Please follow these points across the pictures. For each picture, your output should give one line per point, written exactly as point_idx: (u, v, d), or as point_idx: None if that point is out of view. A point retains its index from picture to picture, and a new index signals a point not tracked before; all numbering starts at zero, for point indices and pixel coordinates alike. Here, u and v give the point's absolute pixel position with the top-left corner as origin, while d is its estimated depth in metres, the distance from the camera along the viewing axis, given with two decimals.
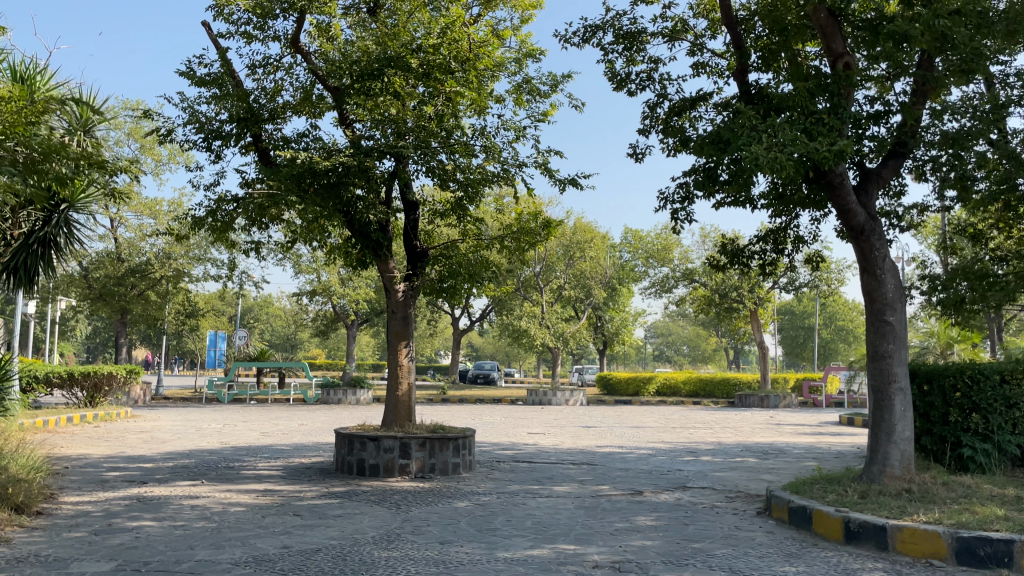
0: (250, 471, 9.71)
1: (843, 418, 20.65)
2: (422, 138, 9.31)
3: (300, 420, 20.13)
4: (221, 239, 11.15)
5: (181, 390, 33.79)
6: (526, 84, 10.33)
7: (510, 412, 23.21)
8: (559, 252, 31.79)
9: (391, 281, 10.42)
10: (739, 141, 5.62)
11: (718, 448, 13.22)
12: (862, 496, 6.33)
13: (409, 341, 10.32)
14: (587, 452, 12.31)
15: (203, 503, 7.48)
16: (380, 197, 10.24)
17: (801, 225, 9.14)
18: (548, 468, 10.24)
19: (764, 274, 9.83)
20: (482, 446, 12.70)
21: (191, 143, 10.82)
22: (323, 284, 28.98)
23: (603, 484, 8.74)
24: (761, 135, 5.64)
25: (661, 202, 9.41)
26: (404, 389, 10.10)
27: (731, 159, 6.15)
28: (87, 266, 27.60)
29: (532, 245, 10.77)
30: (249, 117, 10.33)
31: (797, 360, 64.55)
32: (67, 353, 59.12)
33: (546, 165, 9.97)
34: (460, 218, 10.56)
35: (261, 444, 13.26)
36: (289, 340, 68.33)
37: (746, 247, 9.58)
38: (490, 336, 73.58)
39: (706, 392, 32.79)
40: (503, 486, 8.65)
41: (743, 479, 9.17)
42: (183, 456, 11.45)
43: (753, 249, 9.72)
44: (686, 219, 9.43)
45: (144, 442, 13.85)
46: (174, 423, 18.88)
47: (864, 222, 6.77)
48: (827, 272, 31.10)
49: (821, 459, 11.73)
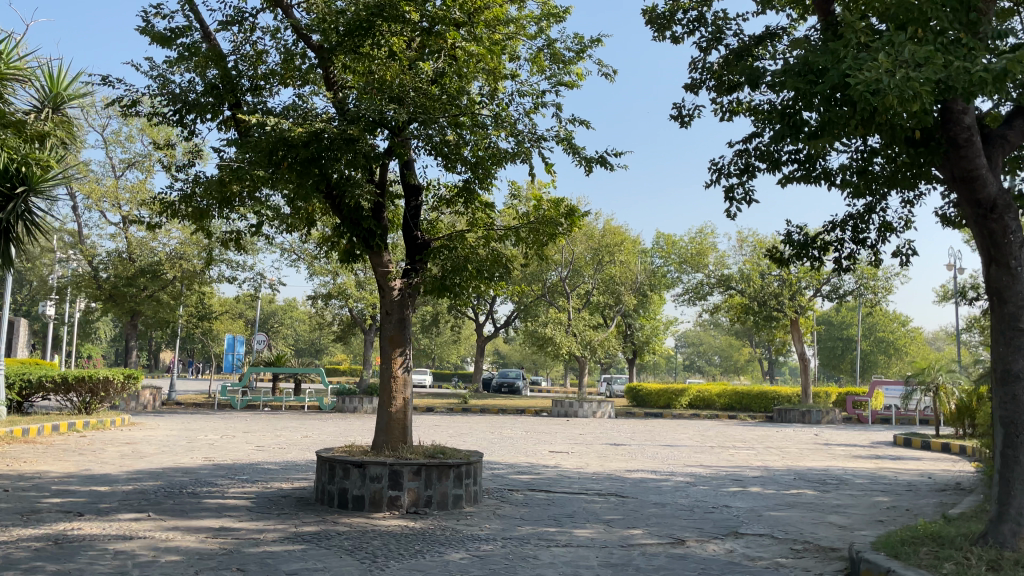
0: (214, 500, 8.21)
1: (898, 438, 18.78)
2: (423, 105, 7.77)
3: (307, 431, 18.68)
4: (196, 229, 9.67)
5: (196, 395, 32.64)
6: (547, 48, 8.72)
7: (533, 424, 21.58)
8: (588, 255, 30.01)
9: (386, 278, 8.84)
10: (847, 62, 4.53)
11: (766, 475, 11.49)
12: (993, 569, 4.65)
13: (405, 347, 8.69)
14: (615, 478, 10.68)
15: (131, 549, 6.00)
16: (375, 178, 8.74)
17: (890, 209, 7.44)
18: (569, 501, 8.63)
19: (839, 269, 8.19)
20: (496, 469, 11.08)
21: (161, 116, 9.37)
22: (339, 287, 27.63)
23: (635, 528, 7.08)
24: (876, 58, 4.47)
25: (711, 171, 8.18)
26: (398, 405, 8.55)
27: (830, 96, 4.91)
28: (98, 266, 26.52)
29: (553, 238, 9.23)
30: (225, 84, 8.90)
31: (832, 372, 62.24)
32: (93, 355, 58.40)
33: (569, 140, 8.37)
34: (467, 204, 9.08)
35: (246, 463, 11.77)
36: (313, 345, 67.23)
37: (817, 237, 7.92)
38: (516, 343, 72.00)
39: (743, 405, 30.84)
40: (512, 528, 7.05)
41: (808, 525, 7.45)
42: (151, 478, 9.96)
43: (827, 237, 8.05)
44: (746, 200, 7.97)
45: (121, 457, 12.45)
46: (170, 432, 17.55)
47: (996, 195, 5.24)
48: (874, 280, 29.09)
49: (892, 492, 9.98)
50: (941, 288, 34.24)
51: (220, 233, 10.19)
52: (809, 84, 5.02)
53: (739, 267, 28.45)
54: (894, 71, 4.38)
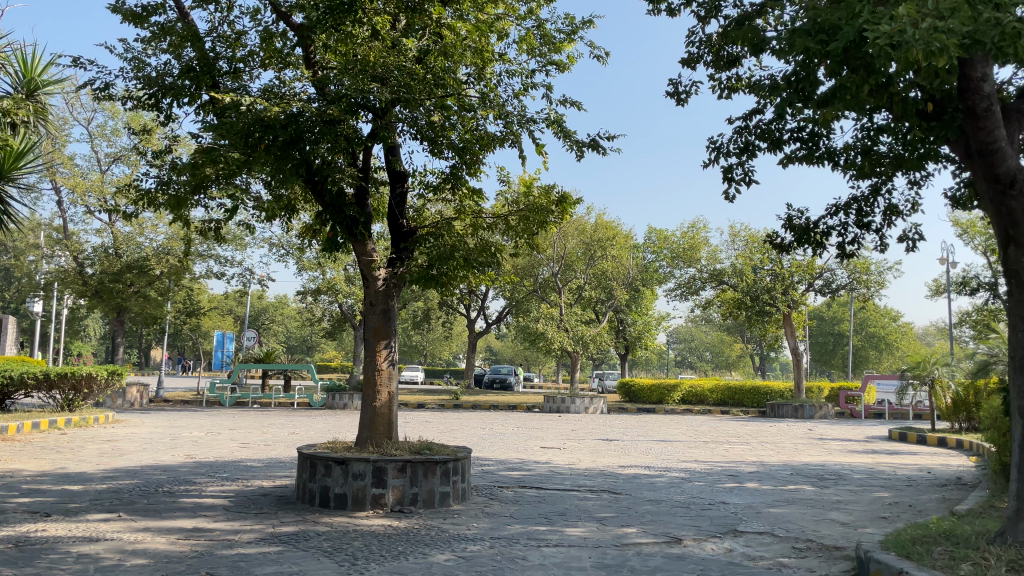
0: (190, 499, 7.87)
1: (893, 433, 18.55)
2: (407, 84, 7.42)
3: (293, 428, 18.31)
4: (174, 219, 9.30)
5: (182, 393, 32.20)
6: (538, 28, 8.39)
7: (524, 420, 21.26)
8: (580, 250, 29.67)
9: (370, 267, 8.46)
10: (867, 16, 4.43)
11: (763, 471, 11.21)
12: (1013, 570, 4.37)
13: (390, 339, 8.37)
14: (608, 475, 10.38)
15: (95, 552, 5.65)
16: (358, 163, 8.43)
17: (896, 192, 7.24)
18: (562, 498, 8.31)
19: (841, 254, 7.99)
20: (486, 466, 10.75)
21: (136, 100, 9.01)
22: (328, 282, 27.25)
23: (630, 527, 6.77)
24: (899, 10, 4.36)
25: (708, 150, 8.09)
26: (383, 400, 8.23)
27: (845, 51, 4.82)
28: (84, 261, 26.00)
29: (543, 226, 8.94)
30: (204, 67, 8.53)
31: (824, 367, 62.16)
32: (81, 352, 57.84)
33: (559, 123, 8.03)
34: (455, 191, 8.78)
35: (227, 460, 11.41)
36: (304, 342, 66.69)
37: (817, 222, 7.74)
38: (508, 339, 71.63)
39: (736, 401, 30.62)
40: (501, 527, 6.73)
41: (809, 523, 7.15)
42: (127, 476, 9.59)
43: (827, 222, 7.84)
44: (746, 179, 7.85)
45: (99, 455, 12.06)
46: (152, 429, 17.15)
47: (1015, 170, 5.05)
48: (867, 274, 28.92)
49: (892, 488, 9.72)
50: (934, 282, 34.14)
51: (199, 222, 9.83)
52: (820, 43, 5.00)
53: (732, 261, 28.23)
54: (919, 22, 4.26)
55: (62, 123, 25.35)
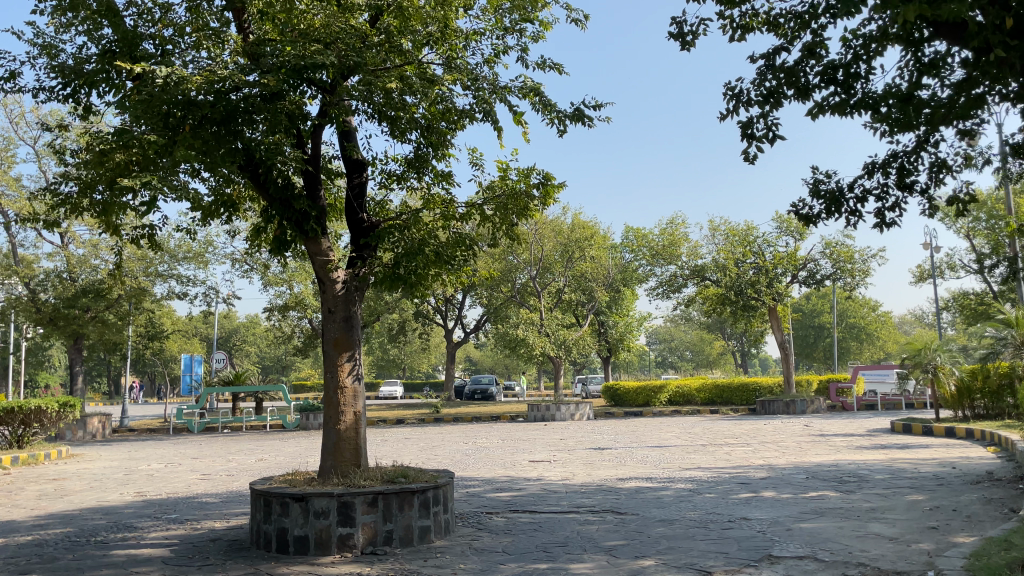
0: (125, 551, 6.66)
1: (894, 425, 17.67)
2: (352, 48, 6.35)
3: (262, 453, 17.03)
4: (99, 227, 8.11)
5: (149, 421, 30.57)
6: None
7: (509, 432, 20.10)
8: (557, 252, 28.68)
9: (325, 268, 7.30)
10: None
11: (776, 476, 10.23)
12: None
13: (353, 352, 7.24)
14: (609, 490, 9.32)
15: None
16: (306, 149, 7.36)
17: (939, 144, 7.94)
18: (561, 524, 7.23)
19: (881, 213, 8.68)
20: (471, 488, 9.62)
21: (45, 91, 7.74)
22: (296, 297, 25.92)
23: (646, 558, 5.70)
24: None
25: (726, 97, 8.41)
26: (348, 422, 7.10)
27: None
28: (36, 288, 24.30)
29: (525, 212, 7.93)
30: (124, 44, 7.28)
31: (807, 361, 61.66)
32: (49, 385, 55.66)
33: (536, 90, 6.98)
34: (419, 177, 7.74)
35: (180, 497, 10.17)
36: (278, 360, 64.95)
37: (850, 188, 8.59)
38: (487, 347, 70.49)
39: (724, 399, 29.82)
40: (493, 567, 5.63)
41: (853, 540, 6.13)
42: (60, 524, 8.32)
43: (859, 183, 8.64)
44: (768, 135, 8.41)
45: (38, 498, 10.76)
46: (108, 464, 15.73)
47: None
48: (851, 263, 28.17)
49: (924, 490, 8.77)
50: (918, 268, 33.62)
51: (133, 229, 8.64)
52: None
53: (713, 257, 27.30)
54: None
55: (6, 143, 23.82)
